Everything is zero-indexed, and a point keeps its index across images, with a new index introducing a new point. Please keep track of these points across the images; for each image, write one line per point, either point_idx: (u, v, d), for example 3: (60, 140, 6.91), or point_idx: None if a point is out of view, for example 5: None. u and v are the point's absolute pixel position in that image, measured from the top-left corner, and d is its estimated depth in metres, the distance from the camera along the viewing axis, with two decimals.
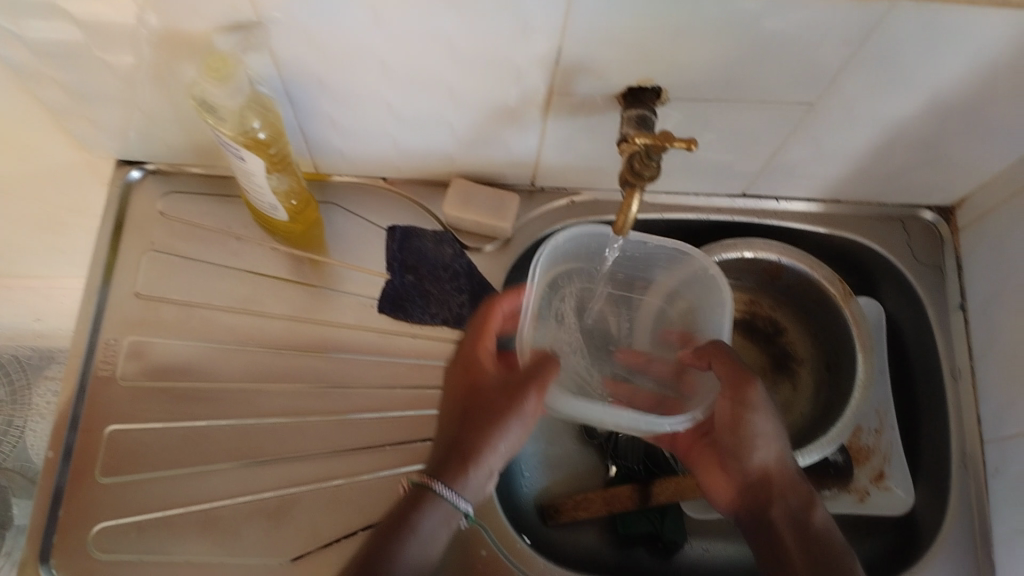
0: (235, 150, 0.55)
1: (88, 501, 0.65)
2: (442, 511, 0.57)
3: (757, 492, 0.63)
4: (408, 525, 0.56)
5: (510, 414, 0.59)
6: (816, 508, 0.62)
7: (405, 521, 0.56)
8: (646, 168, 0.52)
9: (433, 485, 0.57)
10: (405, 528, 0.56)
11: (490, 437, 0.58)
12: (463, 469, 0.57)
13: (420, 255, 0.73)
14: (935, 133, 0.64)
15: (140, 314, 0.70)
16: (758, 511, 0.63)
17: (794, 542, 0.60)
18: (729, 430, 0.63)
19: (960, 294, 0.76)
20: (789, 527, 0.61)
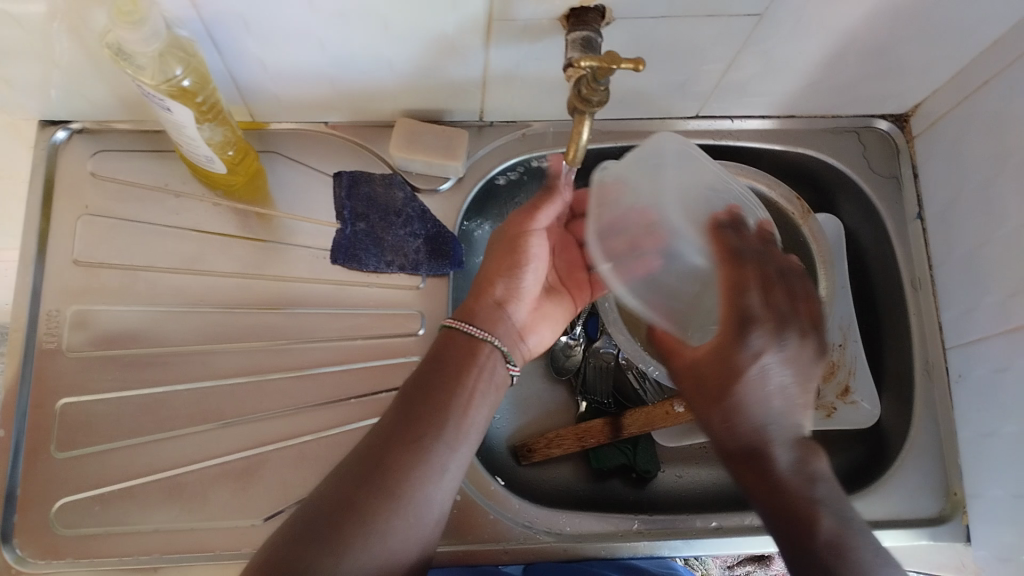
0: (159, 101, 0.52)
1: (46, 477, 0.63)
2: (463, 347, 0.60)
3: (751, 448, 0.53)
4: (442, 398, 0.57)
5: (503, 251, 0.63)
6: (808, 469, 0.52)
7: (436, 389, 0.57)
8: (594, 94, 0.50)
9: (457, 325, 0.61)
10: (437, 400, 0.57)
11: (492, 270, 0.63)
12: (481, 308, 0.62)
13: (369, 201, 0.70)
14: (887, 39, 0.62)
15: (81, 282, 0.67)
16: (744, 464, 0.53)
17: (767, 480, 0.52)
18: (720, 378, 0.52)
19: (917, 204, 0.76)
20: (759, 483, 0.52)
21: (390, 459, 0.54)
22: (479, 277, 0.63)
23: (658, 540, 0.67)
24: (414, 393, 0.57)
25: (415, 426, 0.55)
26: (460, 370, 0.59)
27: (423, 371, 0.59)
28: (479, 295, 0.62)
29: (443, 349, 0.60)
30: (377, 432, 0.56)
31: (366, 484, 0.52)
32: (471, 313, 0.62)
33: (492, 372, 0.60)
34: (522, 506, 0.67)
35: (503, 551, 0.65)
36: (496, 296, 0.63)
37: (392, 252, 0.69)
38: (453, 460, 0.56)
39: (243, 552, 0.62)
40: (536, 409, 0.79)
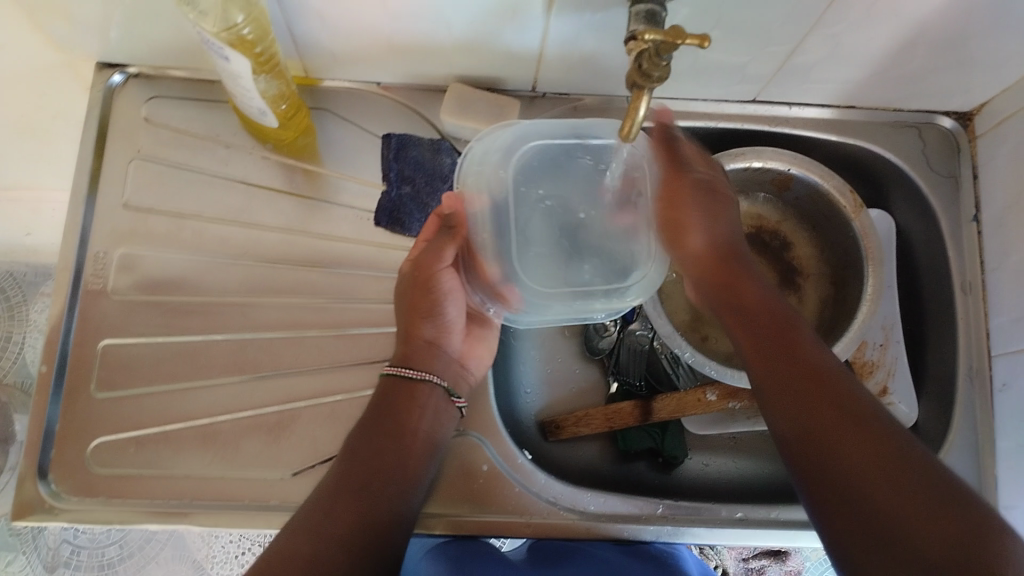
0: (219, 49, 0.52)
1: (84, 415, 0.64)
2: (402, 394, 0.62)
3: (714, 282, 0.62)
4: (384, 447, 0.59)
5: (421, 295, 0.64)
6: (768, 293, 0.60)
7: (380, 439, 0.59)
8: (655, 69, 0.49)
9: (399, 373, 0.62)
10: (380, 448, 0.58)
11: (414, 315, 0.64)
12: (415, 355, 0.64)
13: (417, 165, 0.70)
14: (962, 31, 0.60)
15: (129, 226, 0.68)
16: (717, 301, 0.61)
17: (750, 309, 0.59)
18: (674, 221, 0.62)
19: (975, 207, 0.73)
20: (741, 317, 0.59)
21: (347, 505, 0.54)
22: (404, 326, 0.65)
23: (682, 526, 0.67)
24: (356, 446, 0.58)
25: (365, 471, 0.57)
26: (404, 414, 0.61)
27: (362, 422, 0.60)
28: (408, 340, 0.64)
29: (382, 399, 0.62)
30: (324, 484, 0.56)
31: (329, 523, 0.52)
32: (404, 359, 0.64)
33: (434, 407, 0.63)
34: (547, 482, 0.67)
35: (525, 524, 0.65)
36: (427, 336, 0.65)
37: None
38: (401, 501, 0.58)
39: (271, 503, 0.63)
40: (567, 386, 0.79)
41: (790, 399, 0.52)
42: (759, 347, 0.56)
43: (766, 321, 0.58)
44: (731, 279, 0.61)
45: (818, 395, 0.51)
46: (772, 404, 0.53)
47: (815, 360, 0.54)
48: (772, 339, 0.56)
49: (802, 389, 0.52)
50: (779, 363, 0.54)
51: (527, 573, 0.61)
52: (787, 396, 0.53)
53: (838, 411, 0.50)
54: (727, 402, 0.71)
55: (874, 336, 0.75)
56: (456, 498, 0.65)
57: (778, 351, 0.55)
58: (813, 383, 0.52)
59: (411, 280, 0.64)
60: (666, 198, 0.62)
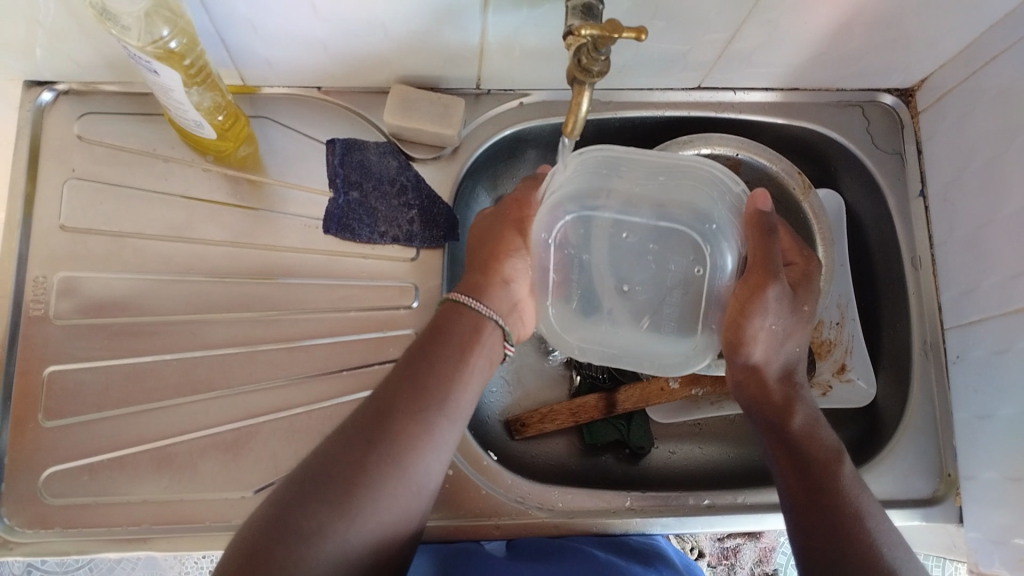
0: (146, 62, 0.50)
1: (33, 446, 0.62)
2: (469, 321, 0.58)
3: (751, 397, 0.61)
4: (443, 369, 0.54)
5: (512, 231, 0.62)
6: (799, 412, 0.59)
7: (441, 364, 0.55)
8: (593, 63, 0.48)
9: (463, 299, 0.59)
10: (440, 373, 0.54)
11: (497, 247, 0.61)
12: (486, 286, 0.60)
13: (363, 168, 0.68)
14: (895, 10, 0.60)
15: (68, 248, 0.66)
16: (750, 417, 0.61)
17: (781, 428, 0.59)
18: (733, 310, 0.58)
19: (920, 182, 0.74)
20: (774, 436, 0.59)
21: (396, 431, 0.51)
22: (484, 257, 0.61)
23: (650, 517, 0.67)
24: (418, 364, 0.54)
25: (419, 395, 0.53)
26: (465, 348, 0.56)
27: (426, 340, 0.56)
28: (485, 272, 0.61)
29: (447, 321, 0.58)
30: (381, 394, 0.53)
31: (374, 448, 0.50)
32: (475, 289, 0.60)
33: (493, 349, 0.58)
34: (514, 481, 0.67)
35: (495, 526, 0.65)
36: (504, 274, 0.61)
37: (385, 223, 0.68)
38: (452, 435, 0.54)
39: (233, 524, 0.61)
40: (530, 383, 0.78)
41: (807, 511, 0.54)
42: (791, 454, 0.57)
43: (795, 437, 0.58)
44: (775, 385, 0.60)
45: (837, 516, 0.53)
46: (793, 512, 0.55)
47: (842, 480, 0.55)
48: (803, 452, 0.57)
49: (822, 506, 0.54)
50: (807, 476, 0.56)
51: (505, 561, 0.61)
52: (806, 506, 0.55)
53: (854, 534, 0.52)
54: (691, 389, 0.73)
55: (830, 316, 0.76)
56: None
57: (809, 466, 0.56)
58: (829, 505, 0.54)
59: (506, 215, 0.63)
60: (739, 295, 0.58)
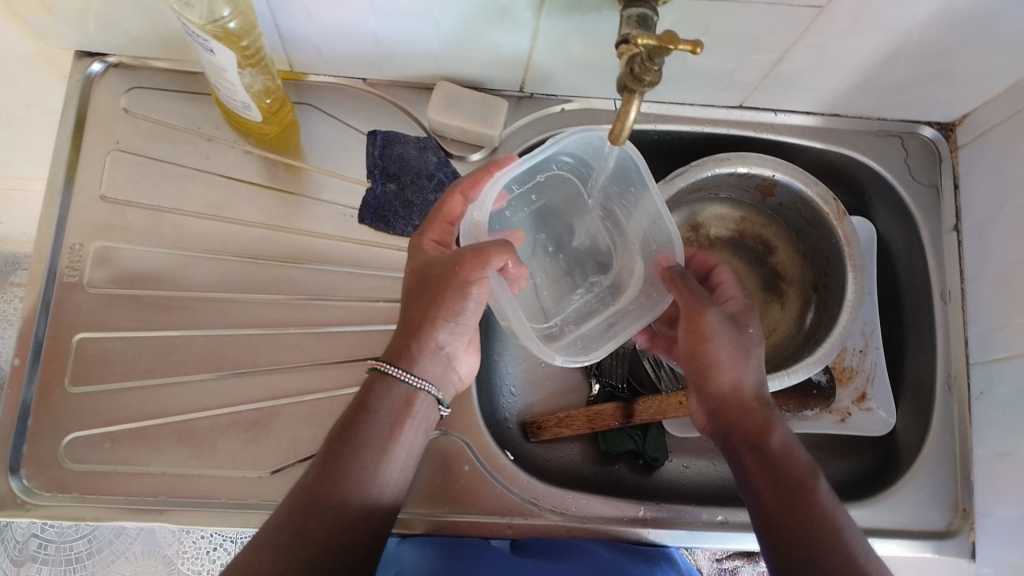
0: (204, 41, 0.51)
1: (58, 410, 0.63)
2: (395, 395, 0.56)
3: (725, 416, 0.61)
4: (366, 457, 0.54)
5: (449, 296, 0.55)
6: (774, 429, 0.59)
7: (363, 452, 0.54)
8: (646, 73, 0.48)
9: (386, 368, 0.56)
10: (361, 463, 0.53)
11: (432, 313, 0.56)
12: (414, 355, 0.56)
13: (402, 162, 0.69)
14: (946, 43, 0.61)
15: (107, 218, 0.66)
16: (724, 434, 0.61)
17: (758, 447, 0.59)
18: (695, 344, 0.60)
19: (954, 216, 0.74)
20: (749, 451, 0.59)
21: (317, 530, 0.50)
22: (416, 317, 0.56)
23: (663, 528, 0.67)
24: (338, 451, 0.53)
25: (341, 485, 0.52)
26: (391, 427, 0.56)
27: (347, 420, 0.55)
28: (415, 340, 0.57)
29: (370, 398, 0.56)
30: (302, 484, 0.53)
31: (298, 542, 0.50)
32: (403, 358, 0.56)
33: (421, 418, 0.58)
34: (528, 482, 0.67)
35: (507, 525, 0.65)
36: (438, 341, 0.57)
37: (420, 216, 0.69)
38: (376, 517, 0.54)
39: (248, 502, 0.62)
40: (548, 387, 0.79)
41: (792, 534, 0.55)
42: (770, 475, 0.57)
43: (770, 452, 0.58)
44: (749, 404, 0.60)
45: (824, 539, 0.54)
46: (771, 537, 0.56)
47: (820, 500, 0.56)
48: (784, 474, 0.57)
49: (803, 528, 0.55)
50: (787, 497, 0.56)
51: (519, 559, 0.61)
52: (787, 528, 0.55)
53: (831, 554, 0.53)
54: None
55: (853, 341, 0.76)
56: (437, 499, 0.65)
57: (787, 488, 0.56)
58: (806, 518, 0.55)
59: (450, 274, 0.55)
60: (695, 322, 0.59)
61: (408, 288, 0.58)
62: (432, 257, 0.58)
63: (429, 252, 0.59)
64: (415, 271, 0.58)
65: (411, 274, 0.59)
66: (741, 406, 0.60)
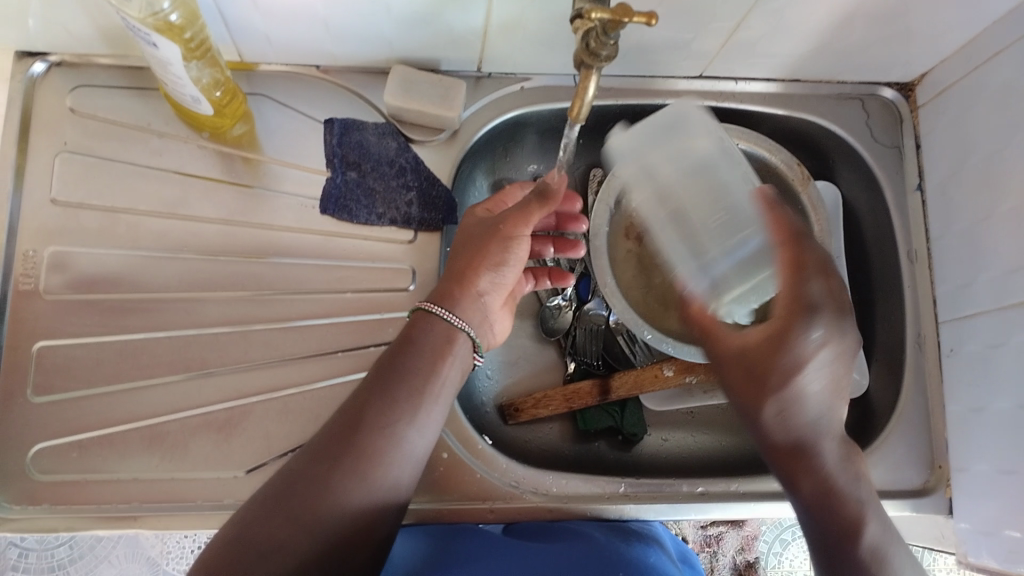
0: (146, 35, 0.49)
1: (21, 422, 0.61)
2: (440, 330, 0.57)
3: (789, 459, 0.53)
4: (411, 382, 0.54)
5: (494, 248, 0.59)
6: (834, 468, 0.53)
7: (408, 375, 0.54)
8: (602, 48, 0.47)
9: (432, 308, 0.58)
10: (404, 385, 0.54)
11: (479, 264, 0.59)
12: (458, 297, 0.59)
13: (362, 149, 0.68)
14: (901, 3, 0.60)
15: (59, 222, 0.64)
16: (787, 477, 0.54)
17: (821, 480, 0.53)
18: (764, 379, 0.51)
19: (918, 176, 0.74)
20: (812, 495, 0.53)
21: (365, 444, 0.51)
22: (461, 266, 0.59)
23: (643, 504, 0.67)
24: (385, 374, 0.54)
25: (388, 409, 0.53)
26: (435, 360, 0.56)
27: (394, 351, 0.56)
28: (460, 282, 0.59)
29: (416, 331, 0.57)
30: (347, 407, 0.53)
31: (340, 463, 0.50)
32: (447, 299, 0.58)
33: (461, 360, 0.58)
34: (508, 465, 0.67)
35: (489, 510, 0.65)
36: (479, 288, 0.60)
37: (383, 204, 0.68)
38: (418, 450, 0.54)
39: (225, 503, 0.61)
40: (525, 369, 0.79)
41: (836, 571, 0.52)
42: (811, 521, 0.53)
43: (830, 501, 0.52)
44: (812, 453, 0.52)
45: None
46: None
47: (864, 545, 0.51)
48: (829, 513, 0.53)
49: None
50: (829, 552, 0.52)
51: (506, 539, 0.61)
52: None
53: None
54: (685, 377, 0.73)
55: (814, 336, 0.50)
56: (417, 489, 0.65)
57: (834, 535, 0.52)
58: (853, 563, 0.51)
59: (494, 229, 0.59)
60: (733, 359, 0.54)
61: (457, 244, 0.61)
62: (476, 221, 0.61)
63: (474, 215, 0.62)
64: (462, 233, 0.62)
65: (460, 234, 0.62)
66: (794, 447, 0.53)
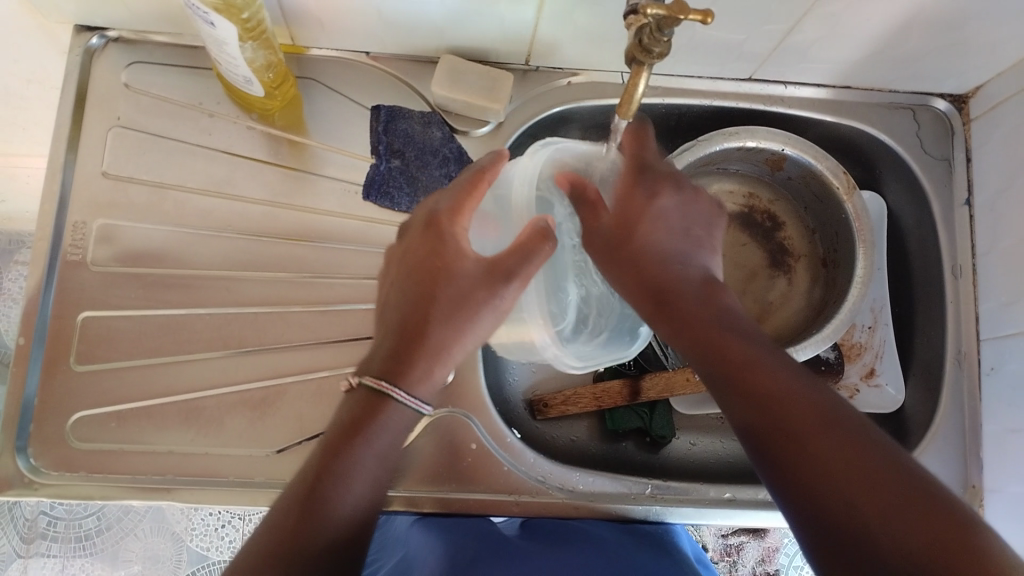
0: (205, 13, 0.50)
1: (63, 389, 0.63)
2: (394, 419, 0.52)
3: (674, 312, 0.52)
4: (357, 479, 0.50)
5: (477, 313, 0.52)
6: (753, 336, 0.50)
7: (357, 473, 0.50)
8: (656, 44, 0.47)
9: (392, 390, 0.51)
10: (354, 483, 0.50)
11: (458, 330, 0.53)
12: (426, 369, 0.52)
13: (407, 138, 0.68)
14: (962, 13, 0.59)
15: (109, 195, 0.66)
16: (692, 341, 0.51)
17: (743, 357, 0.48)
18: (624, 236, 0.56)
19: (966, 190, 0.73)
20: (734, 363, 0.48)
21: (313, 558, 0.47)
22: (433, 334, 0.52)
23: (669, 506, 0.67)
24: (332, 470, 0.49)
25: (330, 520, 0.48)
26: (382, 457, 0.52)
27: (343, 440, 0.51)
28: (427, 356, 0.52)
29: (364, 416, 0.51)
30: (286, 515, 0.48)
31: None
32: (406, 380, 0.52)
33: (400, 433, 0.53)
34: (536, 461, 0.67)
35: (514, 503, 0.65)
36: (450, 357, 0.53)
37: (424, 193, 0.68)
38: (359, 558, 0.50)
39: (256, 481, 0.62)
40: (555, 366, 0.78)
41: (787, 453, 0.44)
42: (756, 388, 0.46)
43: (758, 369, 0.47)
44: (715, 316, 0.51)
45: (814, 451, 0.43)
46: (801, 494, 0.43)
47: (815, 403, 0.45)
48: (761, 388, 0.46)
49: (838, 458, 0.42)
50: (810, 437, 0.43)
51: (529, 548, 0.60)
52: (835, 475, 0.41)
53: (824, 450, 0.43)
54: None
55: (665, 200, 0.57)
56: (442, 478, 0.65)
57: (780, 398, 0.45)
58: (811, 424, 0.44)
59: (476, 293, 0.52)
60: (600, 233, 0.57)
61: (423, 290, 0.53)
62: (459, 263, 0.53)
63: (450, 250, 0.53)
64: (430, 272, 0.53)
65: (425, 271, 0.53)
66: (692, 303, 0.52)
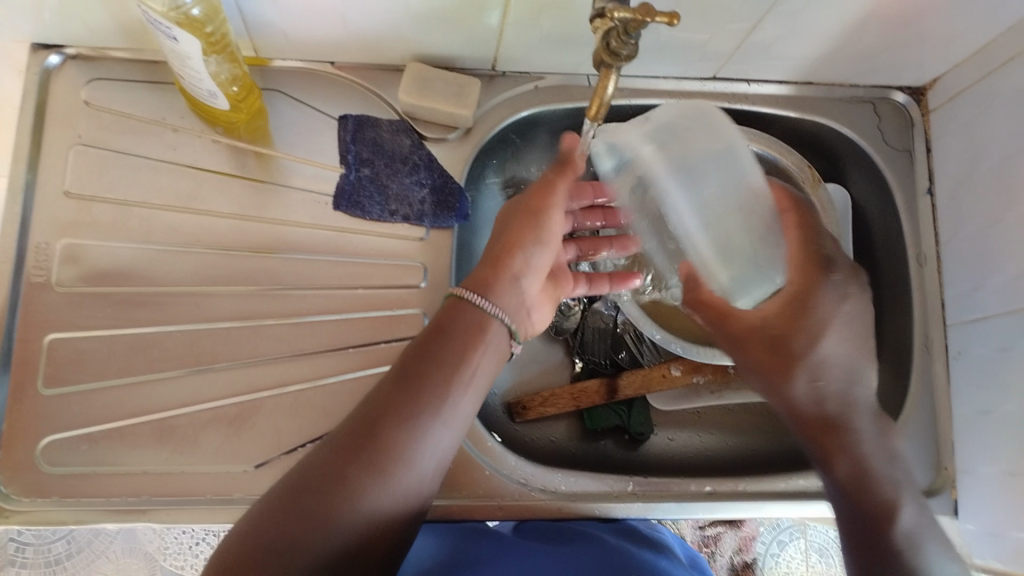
0: (167, 27, 0.49)
1: (31, 414, 0.61)
2: (473, 318, 0.56)
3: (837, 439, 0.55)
4: (432, 373, 0.53)
5: (530, 223, 0.59)
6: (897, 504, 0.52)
7: (435, 363, 0.53)
8: (623, 47, 0.47)
9: (466, 295, 0.56)
10: (428, 378, 0.52)
11: (515, 242, 0.59)
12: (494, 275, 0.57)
13: (375, 147, 0.68)
14: (917, 7, 0.60)
15: (72, 214, 0.64)
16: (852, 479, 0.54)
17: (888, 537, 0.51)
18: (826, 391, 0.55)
19: (928, 179, 0.74)
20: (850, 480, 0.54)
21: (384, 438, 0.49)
22: (497, 249, 0.59)
23: (651, 502, 0.67)
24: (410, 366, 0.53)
25: (410, 399, 0.51)
26: (465, 347, 0.54)
27: (424, 339, 0.54)
28: (495, 266, 0.58)
29: (448, 319, 0.55)
30: (369, 401, 0.52)
31: (353, 463, 0.48)
32: (482, 285, 0.57)
33: (495, 349, 0.57)
34: (517, 463, 0.67)
35: (497, 507, 0.65)
36: (516, 269, 0.58)
37: (397, 202, 0.68)
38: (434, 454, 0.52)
39: (234, 498, 0.61)
40: (532, 368, 0.79)
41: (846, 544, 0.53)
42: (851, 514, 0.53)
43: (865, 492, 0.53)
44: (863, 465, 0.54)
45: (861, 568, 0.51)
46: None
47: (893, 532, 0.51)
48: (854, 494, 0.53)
49: None
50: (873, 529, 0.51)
51: (511, 546, 0.61)
52: None
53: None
54: (691, 378, 0.74)
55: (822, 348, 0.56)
56: None
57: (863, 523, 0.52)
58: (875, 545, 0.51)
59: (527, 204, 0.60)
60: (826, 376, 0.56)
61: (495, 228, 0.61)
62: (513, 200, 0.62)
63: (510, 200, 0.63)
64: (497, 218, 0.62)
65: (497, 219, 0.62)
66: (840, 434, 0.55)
